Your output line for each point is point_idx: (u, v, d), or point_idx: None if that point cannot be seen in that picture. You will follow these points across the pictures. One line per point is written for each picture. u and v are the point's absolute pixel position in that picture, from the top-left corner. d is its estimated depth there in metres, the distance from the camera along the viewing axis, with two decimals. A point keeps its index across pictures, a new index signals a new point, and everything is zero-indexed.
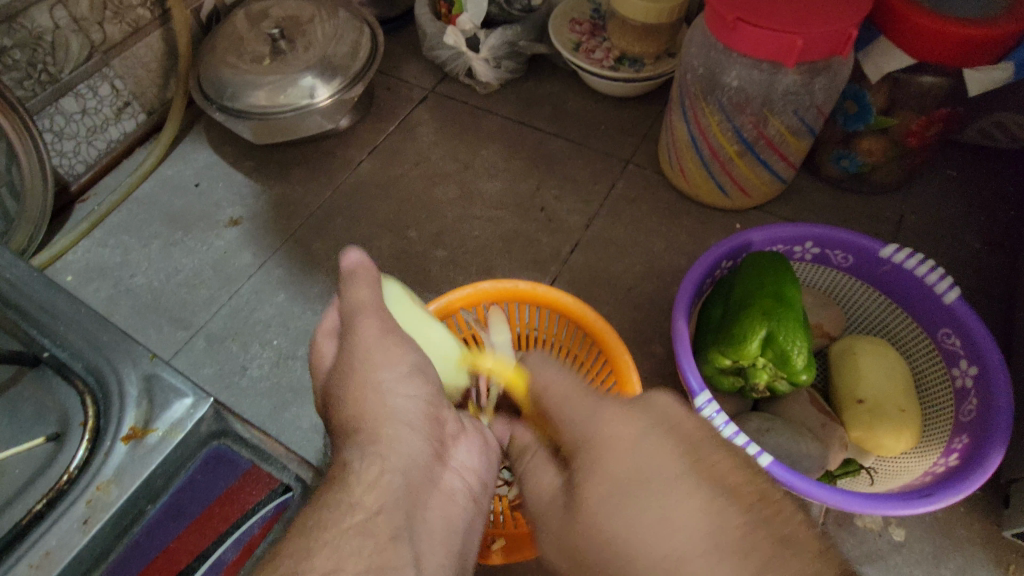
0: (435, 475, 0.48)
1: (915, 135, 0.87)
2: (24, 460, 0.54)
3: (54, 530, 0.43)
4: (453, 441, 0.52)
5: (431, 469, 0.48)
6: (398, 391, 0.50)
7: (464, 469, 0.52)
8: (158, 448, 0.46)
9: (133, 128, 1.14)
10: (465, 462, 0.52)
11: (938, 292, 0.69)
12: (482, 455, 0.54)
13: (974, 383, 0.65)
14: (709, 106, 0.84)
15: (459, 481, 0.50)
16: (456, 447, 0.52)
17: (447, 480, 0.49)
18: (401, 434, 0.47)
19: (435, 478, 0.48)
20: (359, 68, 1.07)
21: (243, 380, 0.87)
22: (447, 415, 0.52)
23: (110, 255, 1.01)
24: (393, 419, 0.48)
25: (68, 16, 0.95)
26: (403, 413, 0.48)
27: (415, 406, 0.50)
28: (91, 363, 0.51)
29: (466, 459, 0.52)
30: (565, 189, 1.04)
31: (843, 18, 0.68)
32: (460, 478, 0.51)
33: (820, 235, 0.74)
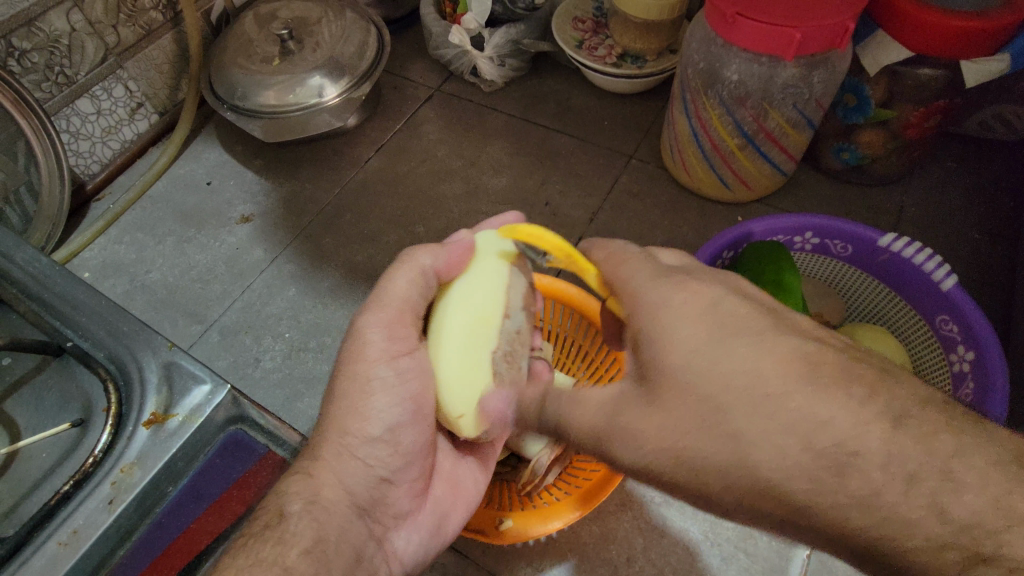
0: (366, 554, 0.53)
1: (913, 127, 0.88)
2: (50, 445, 0.56)
3: (81, 510, 0.45)
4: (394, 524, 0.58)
5: (365, 544, 0.54)
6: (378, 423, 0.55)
7: (398, 556, 0.57)
8: (177, 433, 0.48)
9: (146, 128, 1.17)
10: (400, 549, 0.57)
11: (936, 279, 0.70)
12: (425, 543, 0.59)
13: (971, 367, 0.66)
14: (709, 100, 0.86)
15: (390, 567, 0.56)
16: (395, 531, 0.57)
17: (377, 563, 0.54)
18: (339, 505, 0.52)
19: (366, 556, 0.53)
20: (366, 67, 1.09)
21: (256, 372, 0.90)
22: (395, 496, 0.57)
23: (125, 252, 1.03)
24: (338, 485, 0.53)
25: (84, 19, 0.98)
26: (348, 479, 0.54)
27: (372, 476, 0.55)
28: (114, 351, 0.53)
29: (403, 545, 0.58)
30: (569, 183, 1.05)
31: (840, 12, 0.70)
32: (392, 560, 0.56)
33: (820, 225, 0.76)
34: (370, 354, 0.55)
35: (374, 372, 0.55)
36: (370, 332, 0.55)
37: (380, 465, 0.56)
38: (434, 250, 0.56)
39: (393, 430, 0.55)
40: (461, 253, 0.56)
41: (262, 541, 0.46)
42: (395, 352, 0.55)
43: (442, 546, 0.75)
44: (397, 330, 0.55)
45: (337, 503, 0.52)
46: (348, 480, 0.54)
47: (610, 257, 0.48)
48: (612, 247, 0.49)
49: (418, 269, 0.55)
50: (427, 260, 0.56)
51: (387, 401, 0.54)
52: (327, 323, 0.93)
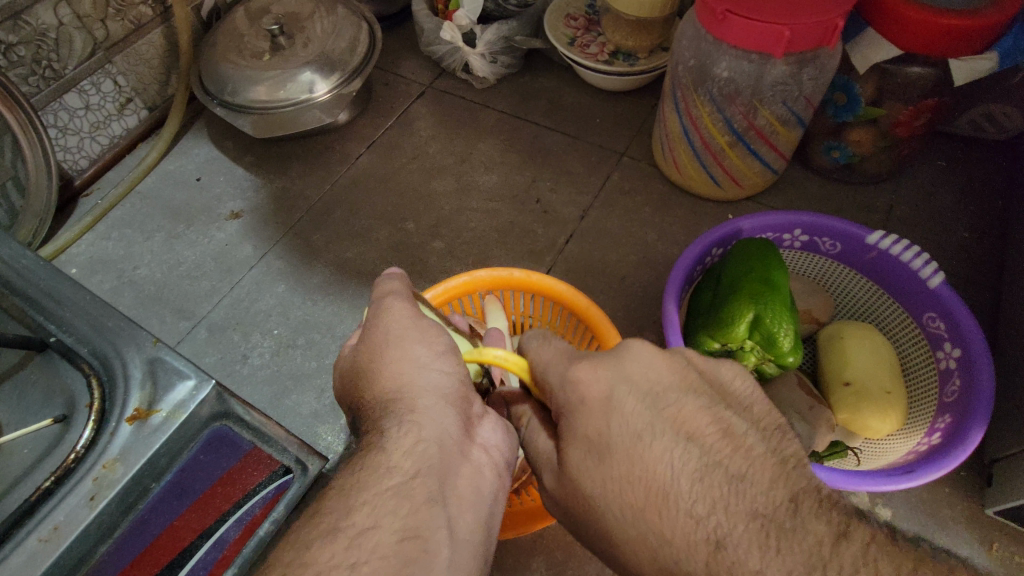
0: (467, 451, 0.45)
1: (903, 125, 0.88)
2: (31, 440, 0.55)
3: (62, 507, 0.44)
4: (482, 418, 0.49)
5: (456, 442, 0.45)
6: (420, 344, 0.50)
7: (494, 448, 0.48)
8: (161, 429, 0.48)
9: (135, 124, 1.16)
10: (491, 441, 0.48)
11: (923, 277, 0.70)
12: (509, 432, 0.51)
13: (958, 365, 0.66)
14: (700, 97, 0.86)
15: (487, 456, 0.47)
16: (484, 424, 0.49)
17: (478, 456, 0.46)
18: (434, 409, 0.46)
19: (468, 453, 0.45)
20: (357, 64, 1.08)
21: (244, 368, 0.89)
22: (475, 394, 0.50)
23: (113, 248, 1.02)
24: (428, 392, 0.47)
25: (72, 13, 0.97)
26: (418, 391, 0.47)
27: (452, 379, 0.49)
28: (98, 347, 0.53)
29: (494, 438, 0.49)
30: (560, 180, 1.05)
31: (829, 9, 0.70)
32: (488, 453, 0.47)
33: (808, 223, 0.76)
34: (395, 320, 0.52)
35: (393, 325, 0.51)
36: (390, 303, 0.53)
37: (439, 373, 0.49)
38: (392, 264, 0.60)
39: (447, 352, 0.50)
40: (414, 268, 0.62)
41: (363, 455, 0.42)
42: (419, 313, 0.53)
43: None
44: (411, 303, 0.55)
45: (430, 407, 0.46)
46: (423, 387, 0.47)
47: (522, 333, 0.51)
48: (538, 349, 0.47)
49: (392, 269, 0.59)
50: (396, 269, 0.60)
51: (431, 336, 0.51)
52: (316, 319, 0.93)
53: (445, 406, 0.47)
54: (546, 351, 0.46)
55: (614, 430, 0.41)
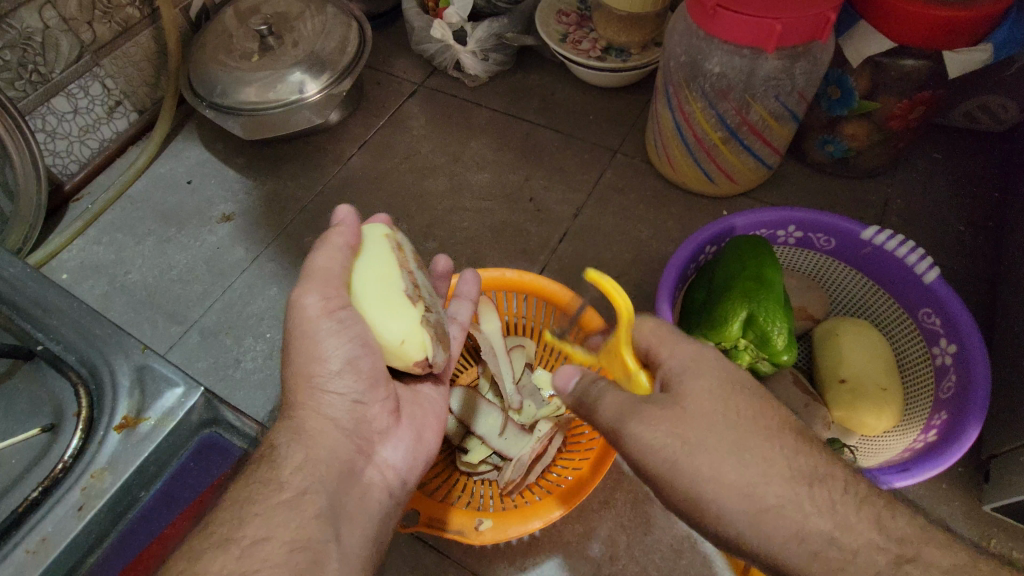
0: (357, 471, 0.53)
1: (897, 118, 0.87)
2: (20, 450, 0.55)
3: (50, 517, 0.44)
4: (379, 439, 0.56)
5: (351, 459, 0.53)
6: (317, 360, 0.52)
7: (389, 466, 0.56)
8: (150, 437, 0.47)
9: (125, 127, 1.15)
10: (390, 460, 0.56)
11: (918, 272, 0.69)
12: (410, 451, 0.59)
13: (954, 360, 0.65)
14: (692, 93, 0.85)
15: (381, 475, 0.55)
16: (382, 446, 0.56)
17: (368, 475, 0.54)
18: (325, 433, 0.52)
19: (358, 473, 0.53)
20: (347, 63, 1.07)
21: (237, 373, 0.89)
22: (377, 414, 0.56)
23: (104, 253, 1.02)
24: (321, 417, 0.52)
25: (57, 16, 0.96)
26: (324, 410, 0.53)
27: (345, 404, 0.53)
28: (85, 355, 0.52)
29: (390, 456, 0.57)
30: (553, 179, 1.05)
31: (820, 3, 0.69)
32: (382, 471, 0.55)
33: (803, 219, 0.75)
34: (307, 317, 0.51)
35: (311, 325, 0.52)
36: (304, 295, 0.52)
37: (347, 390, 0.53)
38: (329, 232, 0.55)
39: (353, 362, 0.53)
40: (354, 228, 0.56)
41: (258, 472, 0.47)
42: (332, 307, 0.52)
43: (423, 546, 0.74)
44: (329, 289, 0.52)
45: (323, 430, 0.52)
46: (322, 412, 0.52)
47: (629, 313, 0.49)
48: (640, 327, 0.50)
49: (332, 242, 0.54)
50: (340, 237, 0.55)
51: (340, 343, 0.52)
52: None
53: (336, 429, 0.53)
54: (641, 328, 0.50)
55: None
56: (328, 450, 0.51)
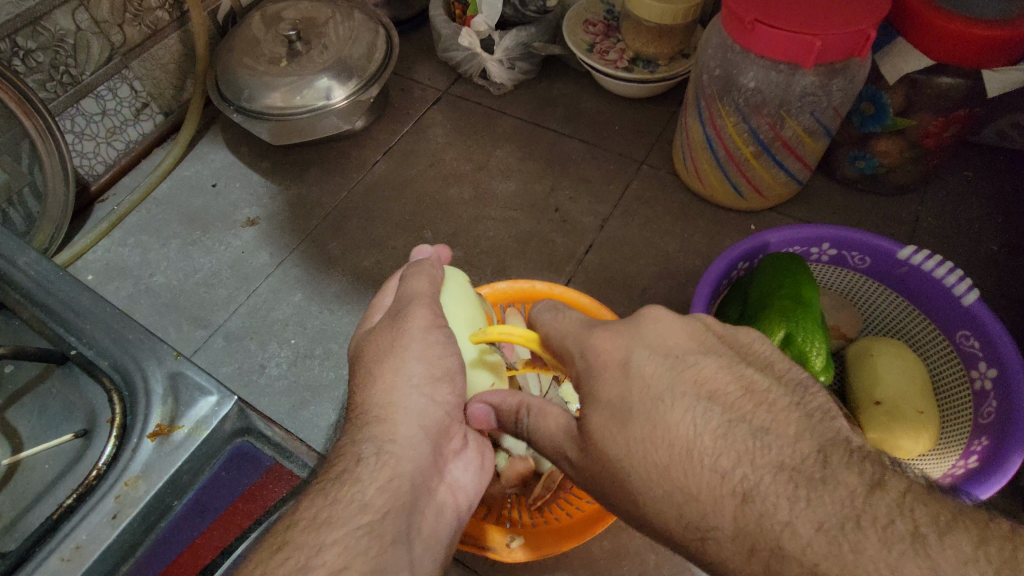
0: (433, 487, 0.53)
1: (932, 136, 0.87)
2: (52, 456, 0.54)
3: (84, 525, 0.44)
4: (453, 456, 0.57)
5: (432, 477, 0.53)
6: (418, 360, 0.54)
7: (457, 487, 0.56)
8: (183, 445, 0.47)
9: (151, 129, 1.15)
10: (459, 481, 0.57)
11: (956, 294, 0.68)
12: (477, 473, 0.59)
13: (993, 385, 0.64)
14: (725, 107, 0.84)
15: (452, 494, 0.55)
16: (453, 464, 0.57)
17: (441, 495, 0.54)
18: (414, 441, 0.51)
19: (433, 490, 0.53)
20: (374, 70, 1.07)
21: (261, 379, 0.88)
22: (455, 432, 0.56)
23: (129, 255, 1.02)
24: (412, 422, 0.52)
25: (89, 18, 0.96)
26: (418, 415, 0.53)
27: (438, 413, 0.54)
28: (118, 360, 0.52)
29: (460, 476, 0.57)
30: (579, 189, 1.04)
31: (861, 20, 0.68)
32: (455, 492, 0.56)
33: (838, 236, 0.74)
34: (416, 325, 0.55)
35: (413, 331, 0.55)
36: (416, 308, 0.56)
37: (442, 402, 0.54)
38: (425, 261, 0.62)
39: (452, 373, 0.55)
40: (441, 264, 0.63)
41: (336, 488, 0.45)
42: (440, 323, 0.56)
43: (449, 560, 0.73)
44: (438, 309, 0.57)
45: (412, 438, 0.51)
46: (410, 416, 0.52)
47: (559, 330, 0.47)
48: (555, 320, 0.48)
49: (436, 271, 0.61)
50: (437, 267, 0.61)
51: (441, 353, 0.55)
52: (332, 329, 0.92)
53: (423, 439, 0.52)
54: (563, 320, 0.48)
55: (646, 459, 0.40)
56: None
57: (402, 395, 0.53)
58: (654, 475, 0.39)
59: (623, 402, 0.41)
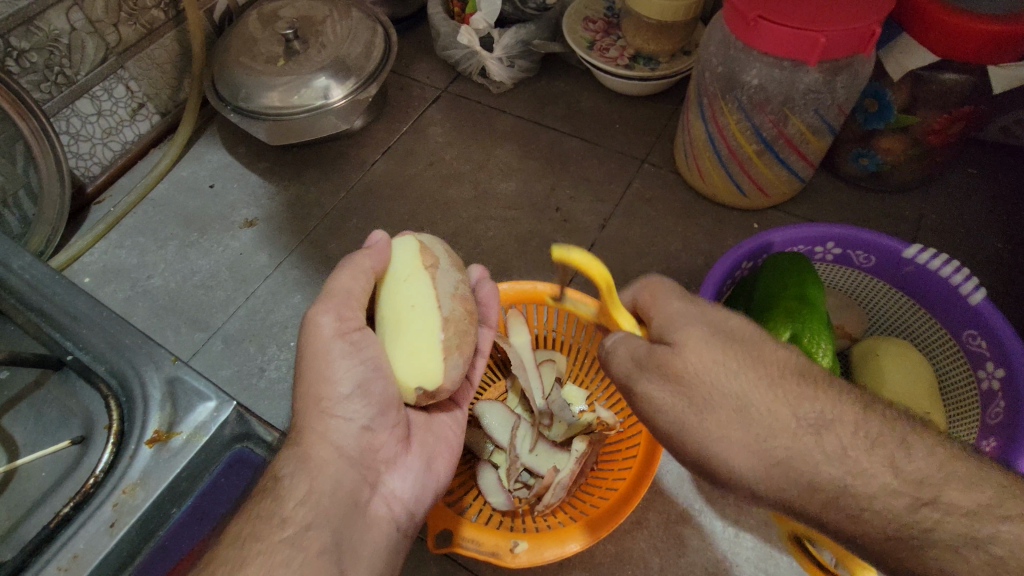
0: (363, 501, 0.53)
1: (936, 133, 0.86)
2: (49, 463, 0.53)
3: (82, 534, 0.43)
4: (386, 468, 0.56)
5: (359, 489, 0.53)
6: (325, 381, 0.52)
7: (396, 498, 0.56)
8: (182, 452, 0.46)
9: (147, 129, 1.14)
10: (397, 491, 0.56)
11: (963, 293, 0.68)
12: (418, 481, 0.58)
13: (1001, 385, 0.64)
14: (727, 105, 0.84)
15: (389, 505, 0.55)
16: (388, 475, 0.56)
17: (375, 506, 0.54)
18: (330, 460, 0.52)
19: (363, 504, 0.53)
20: (372, 68, 1.06)
21: (261, 382, 0.87)
22: (385, 442, 0.55)
23: (126, 257, 1.01)
24: (325, 443, 0.52)
25: (84, 18, 0.95)
26: (334, 438, 0.52)
27: (354, 430, 0.53)
28: (115, 366, 0.51)
29: (398, 486, 0.56)
30: (581, 189, 1.03)
31: (865, 16, 0.67)
32: (390, 503, 0.55)
33: (842, 236, 0.73)
34: (324, 335, 0.53)
35: (323, 348, 0.52)
36: (319, 315, 0.53)
37: (355, 416, 0.53)
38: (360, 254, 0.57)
39: (364, 386, 0.53)
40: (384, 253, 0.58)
41: (259, 505, 0.47)
42: (346, 330, 0.53)
43: (452, 564, 0.73)
44: (345, 311, 0.53)
45: (328, 458, 0.52)
46: (327, 440, 0.52)
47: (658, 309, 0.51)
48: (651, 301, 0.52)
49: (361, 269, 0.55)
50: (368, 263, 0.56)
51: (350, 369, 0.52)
52: None
53: (339, 457, 0.52)
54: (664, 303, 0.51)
55: None
56: None
57: (315, 419, 0.53)
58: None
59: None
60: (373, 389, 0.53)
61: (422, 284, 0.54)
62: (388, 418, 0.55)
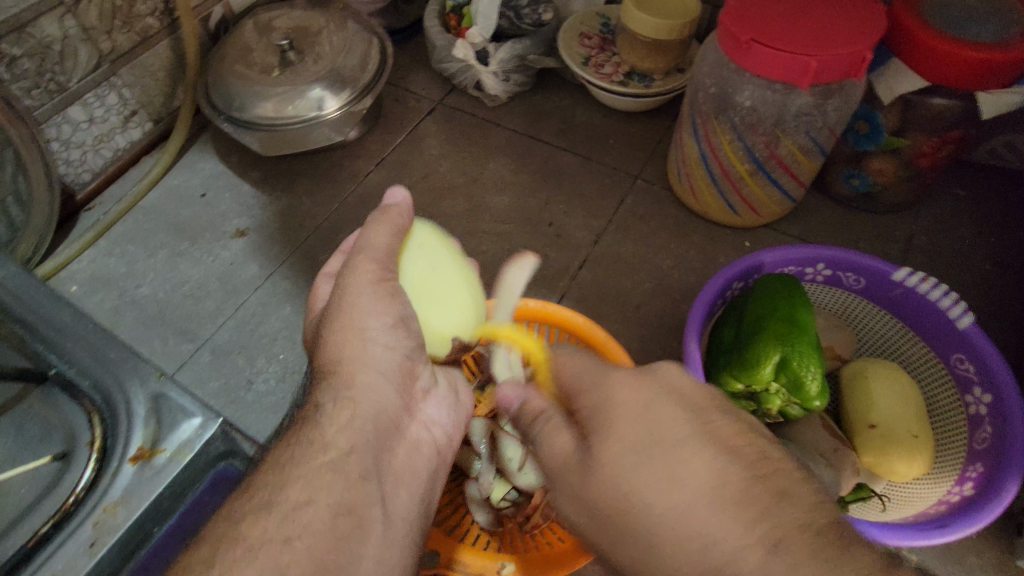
0: (403, 425, 0.51)
1: (926, 156, 0.87)
2: (28, 480, 0.52)
3: (60, 554, 0.41)
4: (423, 398, 0.55)
5: (400, 416, 0.51)
6: (370, 313, 0.51)
7: (432, 422, 0.55)
8: (166, 469, 0.45)
9: (139, 136, 1.14)
10: (433, 417, 0.55)
11: (951, 317, 0.68)
12: (450, 409, 0.58)
13: (988, 410, 0.64)
14: (720, 124, 0.84)
15: (426, 430, 0.54)
16: (425, 403, 0.55)
17: (413, 432, 0.52)
18: (372, 387, 0.50)
19: (404, 427, 0.51)
20: (367, 80, 1.06)
21: (248, 395, 0.87)
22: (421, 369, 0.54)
23: (115, 265, 1.00)
24: (369, 369, 0.50)
25: (77, 25, 0.95)
26: (377, 367, 0.50)
27: (395, 356, 0.51)
28: (99, 380, 0.50)
29: (433, 413, 0.55)
30: (574, 204, 1.03)
31: (857, 41, 0.68)
32: (429, 427, 0.54)
33: (833, 257, 0.74)
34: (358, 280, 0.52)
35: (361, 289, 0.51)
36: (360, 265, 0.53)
37: (398, 346, 0.52)
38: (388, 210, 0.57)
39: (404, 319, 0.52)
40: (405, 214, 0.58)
41: None
42: (383, 276, 0.53)
43: None
44: (385, 262, 0.54)
45: (371, 383, 0.50)
46: (366, 377, 0.50)
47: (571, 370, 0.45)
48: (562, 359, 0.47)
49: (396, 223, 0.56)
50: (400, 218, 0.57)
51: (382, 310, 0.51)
52: None
53: (384, 383, 0.50)
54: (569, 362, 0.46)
55: (639, 477, 0.38)
56: None
57: (356, 347, 0.50)
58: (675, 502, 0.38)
59: (628, 474, 0.39)
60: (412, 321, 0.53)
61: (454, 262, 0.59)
62: (420, 350, 0.54)
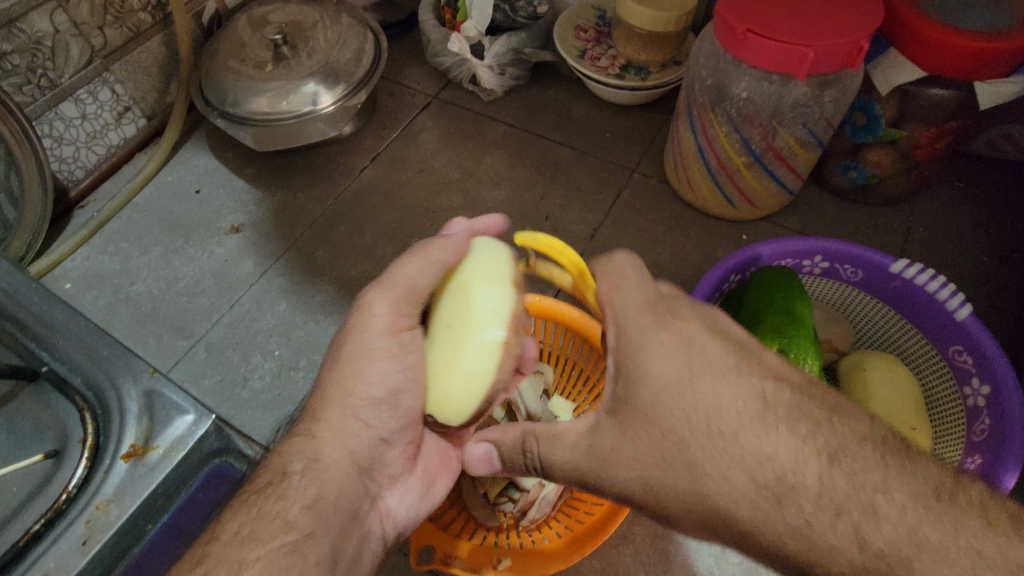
0: (362, 512, 0.51)
1: (924, 147, 0.86)
2: (21, 477, 0.52)
3: (53, 551, 0.41)
4: (388, 484, 0.55)
5: (361, 500, 0.51)
6: (359, 380, 0.52)
7: (390, 514, 0.55)
8: (159, 467, 0.44)
9: (133, 133, 1.13)
10: (393, 509, 0.55)
11: (949, 308, 0.67)
12: (415, 506, 0.57)
13: (987, 402, 0.64)
14: (716, 116, 0.84)
15: (382, 523, 0.54)
16: (388, 491, 0.55)
17: (370, 519, 0.53)
18: (339, 463, 0.50)
19: (362, 514, 0.51)
20: (361, 75, 1.06)
21: (244, 392, 0.86)
22: (394, 456, 0.55)
23: (109, 263, 1.00)
24: (341, 445, 0.51)
25: (68, 20, 0.94)
26: (352, 442, 0.51)
27: (370, 438, 0.52)
28: (90, 377, 0.49)
29: (395, 504, 0.56)
30: (570, 199, 1.03)
31: (854, 31, 0.67)
32: (384, 520, 0.54)
33: (830, 249, 0.73)
34: (371, 327, 0.52)
35: (366, 341, 0.52)
36: (374, 304, 0.53)
37: (377, 426, 0.53)
38: (435, 242, 0.54)
39: (395, 395, 0.52)
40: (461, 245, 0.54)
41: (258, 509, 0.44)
42: (398, 327, 0.52)
43: None
44: (400, 305, 0.53)
45: (337, 461, 0.50)
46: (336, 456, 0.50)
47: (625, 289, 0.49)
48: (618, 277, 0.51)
49: (434, 261, 0.53)
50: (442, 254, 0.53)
51: (387, 371, 0.52)
52: (317, 340, 0.90)
53: (351, 460, 0.51)
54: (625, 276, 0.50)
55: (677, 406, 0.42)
56: (338, 487, 0.49)
57: (335, 418, 0.52)
58: (691, 480, 0.41)
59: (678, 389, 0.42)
60: (400, 400, 0.53)
61: (494, 307, 0.50)
62: (402, 433, 0.55)
